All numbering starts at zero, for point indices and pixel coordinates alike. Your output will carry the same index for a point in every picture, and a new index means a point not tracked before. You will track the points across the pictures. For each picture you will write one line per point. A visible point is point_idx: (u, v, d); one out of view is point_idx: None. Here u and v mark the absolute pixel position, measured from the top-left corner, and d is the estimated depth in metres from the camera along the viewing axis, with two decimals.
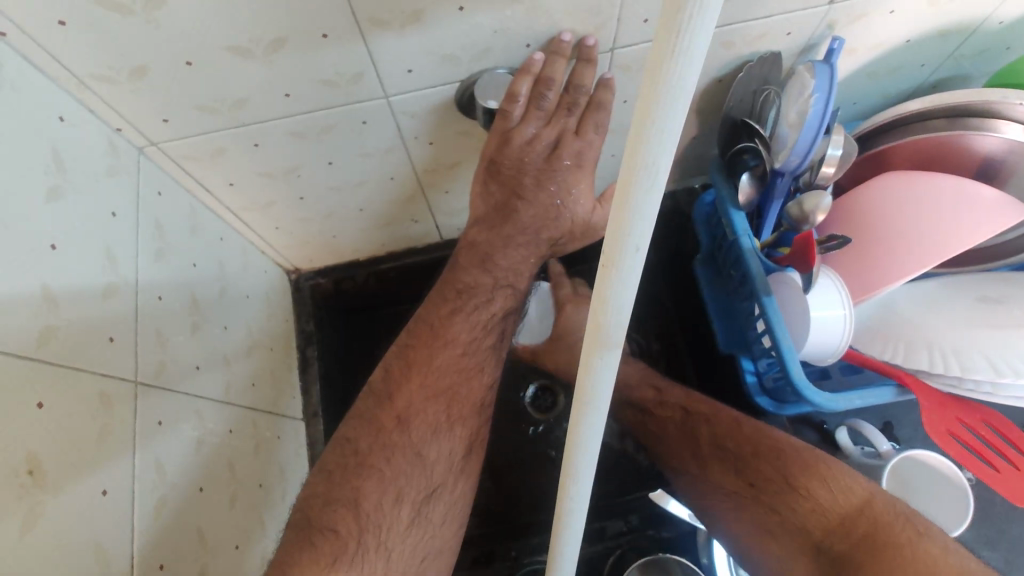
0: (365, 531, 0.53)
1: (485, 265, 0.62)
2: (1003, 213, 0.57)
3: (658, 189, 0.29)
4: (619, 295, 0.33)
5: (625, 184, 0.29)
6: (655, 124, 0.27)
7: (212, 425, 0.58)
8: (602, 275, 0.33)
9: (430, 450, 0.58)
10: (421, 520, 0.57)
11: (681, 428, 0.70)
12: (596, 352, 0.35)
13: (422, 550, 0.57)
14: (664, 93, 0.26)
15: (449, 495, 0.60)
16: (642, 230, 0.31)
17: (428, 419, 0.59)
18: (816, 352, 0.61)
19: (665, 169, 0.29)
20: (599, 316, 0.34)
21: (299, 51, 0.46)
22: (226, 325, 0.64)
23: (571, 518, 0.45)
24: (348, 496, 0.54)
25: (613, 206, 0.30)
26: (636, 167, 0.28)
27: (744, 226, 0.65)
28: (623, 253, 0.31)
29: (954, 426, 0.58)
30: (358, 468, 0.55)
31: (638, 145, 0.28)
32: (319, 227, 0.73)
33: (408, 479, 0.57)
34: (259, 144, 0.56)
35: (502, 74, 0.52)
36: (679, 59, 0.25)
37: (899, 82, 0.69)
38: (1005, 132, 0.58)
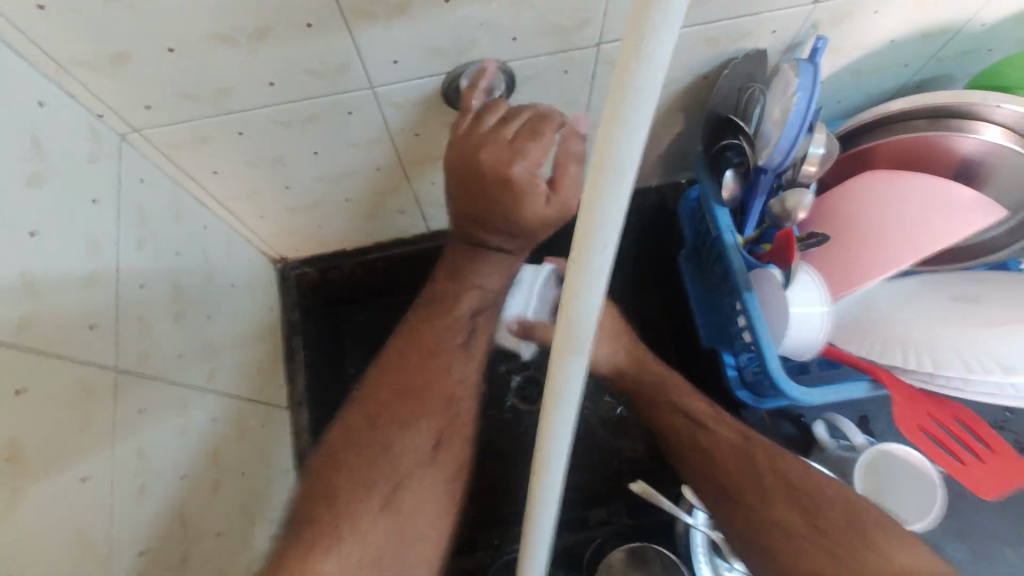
0: (341, 517, 0.51)
1: (456, 276, 0.62)
2: (979, 215, 0.58)
3: (627, 189, 0.30)
4: (592, 289, 0.33)
5: (594, 182, 0.30)
6: (622, 126, 0.28)
7: (195, 414, 0.58)
8: (574, 270, 0.33)
9: (402, 439, 0.56)
10: (391, 511, 0.54)
11: (733, 449, 0.62)
12: (568, 344, 0.36)
13: (394, 539, 0.53)
14: (631, 93, 0.27)
15: (419, 485, 0.56)
16: (610, 228, 0.31)
17: (397, 416, 0.57)
18: (795, 347, 0.62)
19: (631, 169, 0.29)
20: (570, 309, 0.34)
21: (284, 40, 0.46)
22: (211, 313, 0.64)
23: (543, 506, 0.46)
24: (323, 486, 0.53)
25: (583, 204, 0.30)
26: (605, 166, 0.29)
27: (728, 221, 0.66)
28: (592, 247, 0.32)
29: (924, 421, 0.60)
30: (331, 463, 0.55)
31: (606, 144, 0.28)
32: (305, 216, 0.73)
33: (377, 467, 0.54)
34: (243, 133, 0.55)
35: (462, 82, 0.53)
36: (645, 61, 0.26)
37: (882, 82, 0.70)
38: (983, 133, 0.59)
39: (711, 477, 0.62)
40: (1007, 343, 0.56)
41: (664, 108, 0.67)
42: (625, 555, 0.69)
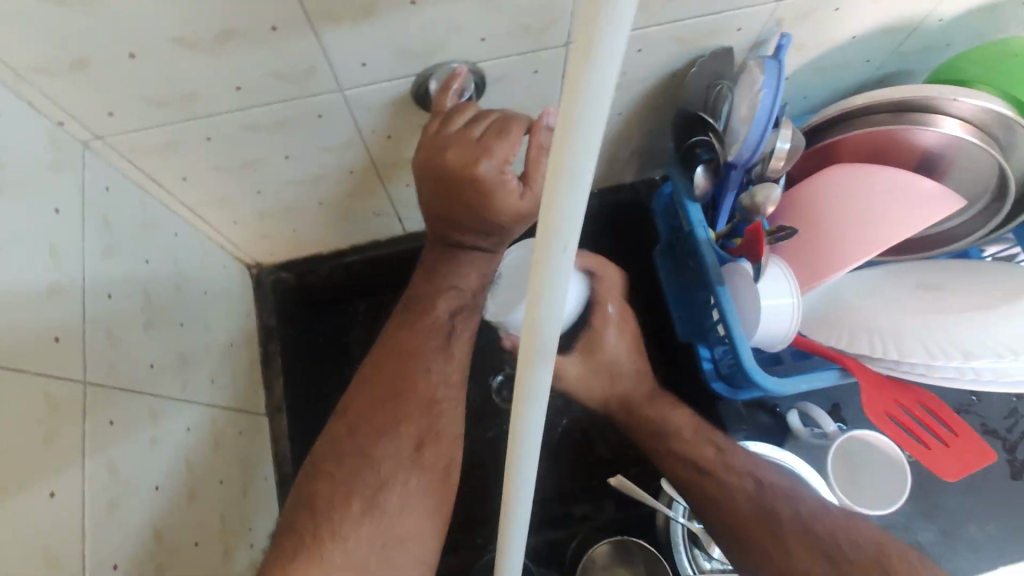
0: (320, 526, 0.52)
1: (431, 274, 0.62)
2: (937, 205, 0.61)
3: (584, 188, 0.30)
4: (554, 289, 0.33)
5: (553, 182, 0.30)
6: (576, 127, 0.28)
7: (168, 424, 0.57)
8: (534, 271, 0.33)
9: (380, 447, 0.56)
10: (374, 514, 0.53)
11: (750, 498, 0.61)
12: (533, 347, 0.36)
13: (381, 538, 0.53)
14: (585, 77, 0.27)
15: (403, 488, 0.55)
16: (569, 226, 0.31)
17: (375, 425, 0.56)
18: (767, 339, 0.64)
19: (588, 168, 0.29)
20: (534, 310, 0.34)
21: (248, 43, 0.45)
22: (183, 321, 0.63)
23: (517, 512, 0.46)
24: (303, 496, 0.54)
25: (543, 204, 0.31)
26: (561, 165, 0.29)
27: (699, 217, 0.68)
28: (552, 236, 0.31)
29: (890, 407, 0.62)
30: (314, 473, 0.55)
31: (562, 145, 0.28)
32: (279, 221, 0.72)
33: (356, 477, 0.54)
34: (212, 138, 0.55)
35: (432, 85, 0.53)
36: (598, 63, 0.26)
37: (847, 78, 0.71)
38: (943, 126, 0.61)
39: (737, 540, 0.61)
40: (965, 329, 0.59)
41: (636, 106, 0.68)
42: (608, 547, 0.70)
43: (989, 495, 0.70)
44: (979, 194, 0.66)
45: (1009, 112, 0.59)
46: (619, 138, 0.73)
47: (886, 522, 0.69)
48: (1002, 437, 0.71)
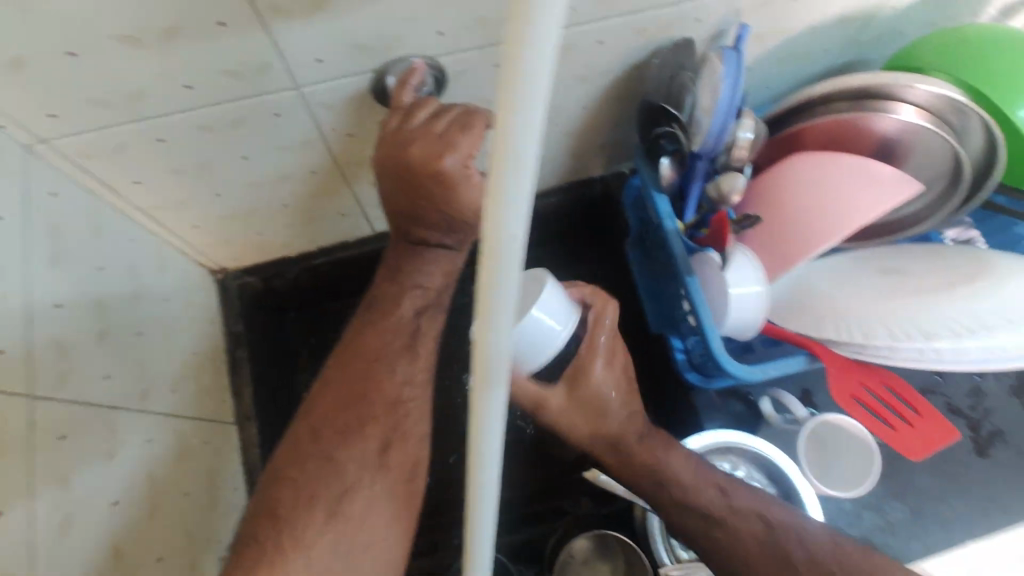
0: (279, 535, 0.50)
1: (394, 275, 0.61)
2: (897, 189, 0.62)
3: (530, 174, 0.26)
4: (503, 297, 0.28)
5: (493, 167, 0.25)
6: (517, 103, 0.24)
7: (126, 436, 0.55)
8: (480, 289, 0.28)
9: (344, 452, 0.54)
10: (337, 519, 0.52)
11: (759, 542, 0.55)
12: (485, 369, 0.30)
13: (347, 543, 0.52)
14: (521, 56, 0.23)
15: (368, 491, 0.54)
16: (517, 218, 0.26)
17: (338, 428, 0.55)
18: (736, 327, 0.64)
19: (534, 152, 0.26)
20: (482, 322, 0.29)
21: (193, 40, 0.44)
22: (140, 330, 0.61)
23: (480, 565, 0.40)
24: (263, 506, 0.52)
25: (486, 196, 0.26)
26: (501, 146, 0.25)
27: (667, 209, 0.68)
28: (497, 247, 0.27)
29: (857, 391, 0.63)
30: (275, 480, 0.54)
31: (502, 137, 0.25)
32: (241, 224, 0.70)
33: (321, 482, 0.53)
34: (163, 140, 0.53)
35: (390, 80, 0.52)
36: (532, 41, 0.23)
37: (808, 68, 0.72)
38: (899, 112, 0.62)
39: None
40: (926, 312, 0.60)
41: (600, 99, 0.68)
42: (585, 539, 0.71)
43: (956, 474, 0.71)
44: (937, 179, 0.67)
45: (962, 99, 0.60)
46: (586, 132, 0.73)
47: (857, 503, 0.70)
48: (966, 416, 0.73)
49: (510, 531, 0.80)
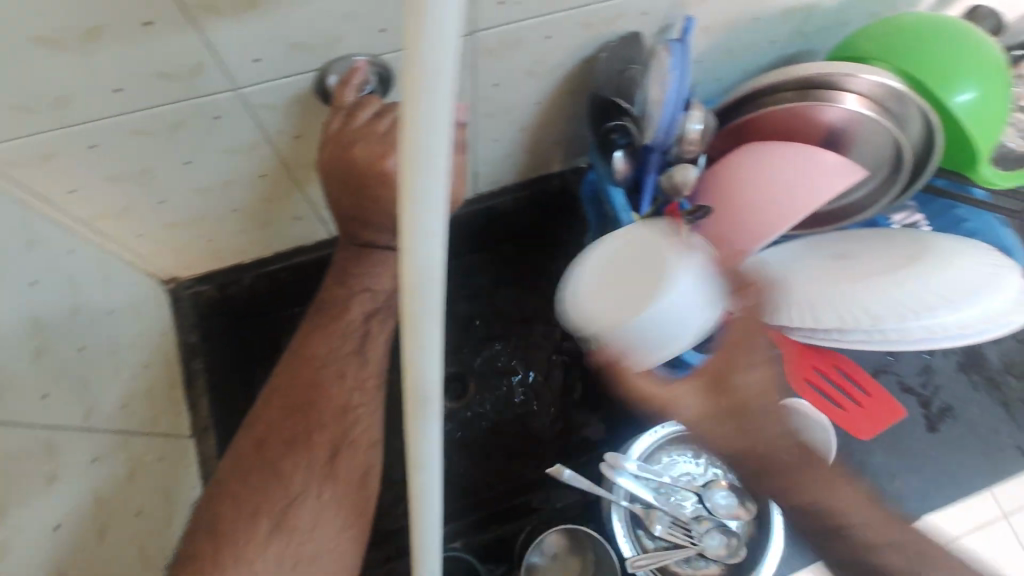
0: (221, 547, 0.51)
1: (343, 279, 0.60)
2: (844, 175, 0.63)
3: (443, 173, 0.27)
4: (425, 292, 0.29)
5: (405, 168, 0.26)
6: (422, 107, 0.25)
7: (68, 456, 0.53)
8: (402, 281, 0.29)
9: (287, 464, 0.54)
10: (282, 531, 0.52)
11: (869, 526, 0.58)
12: (415, 357, 0.32)
13: (292, 556, 0.52)
14: (423, 55, 0.24)
15: (315, 501, 0.54)
16: (432, 215, 0.27)
17: (281, 438, 0.55)
18: (696, 317, 0.64)
19: (445, 152, 0.26)
20: (409, 316, 0.30)
21: (119, 42, 0.42)
22: (83, 345, 0.59)
23: (425, 537, 0.42)
24: (206, 525, 0.52)
25: (401, 193, 0.27)
26: (411, 148, 0.26)
27: (622, 201, 0.70)
28: (414, 243, 0.28)
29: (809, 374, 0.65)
30: (216, 496, 0.54)
31: (411, 134, 0.25)
32: (189, 232, 0.68)
33: (263, 495, 0.53)
34: (96, 147, 0.51)
35: (331, 79, 0.51)
36: (432, 37, 0.24)
37: (756, 60, 0.73)
38: (844, 102, 0.63)
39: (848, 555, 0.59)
40: (874, 296, 0.62)
41: (553, 94, 0.67)
42: (558, 535, 0.70)
43: (910, 450, 0.74)
44: (880, 166, 0.70)
45: (898, 86, 0.62)
46: (541, 127, 0.73)
47: None
48: (918, 393, 0.76)
49: (475, 531, 0.79)
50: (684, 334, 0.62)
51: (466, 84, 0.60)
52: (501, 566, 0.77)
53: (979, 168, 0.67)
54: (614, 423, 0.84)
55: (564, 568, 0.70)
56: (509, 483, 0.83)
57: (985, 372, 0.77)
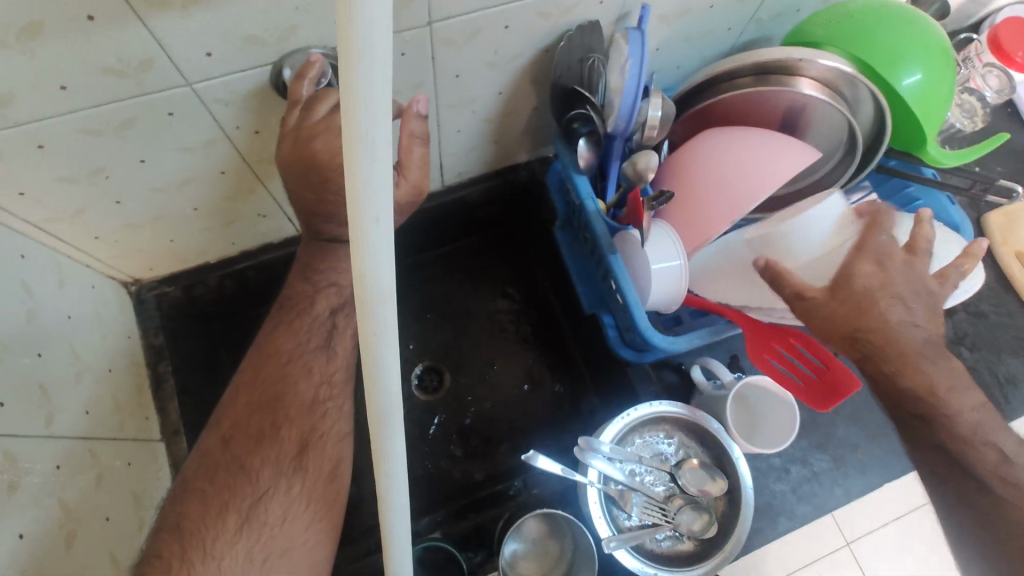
0: (189, 548, 0.49)
1: (307, 274, 0.60)
2: (800, 158, 0.65)
3: (384, 159, 0.30)
4: (377, 274, 0.31)
5: (348, 156, 0.29)
6: (360, 98, 0.28)
7: (28, 464, 0.52)
8: (352, 249, 0.31)
9: (255, 458, 0.54)
10: (251, 526, 0.52)
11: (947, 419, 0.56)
12: (372, 341, 0.34)
13: (262, 551, 0.51)
14: (356, 39, 0.27)
15: (284, 496, 0.54)
16: (377, 198, 0.30)
17: (248, 434, 0.55)
18: (661, 300, 0.65)
19: (385, 138, 0.29)
20: (363, 299, 0.32)
21: (61, 37, 0.41)
22: (42, 351, 0.58)
23: (395, 524, 0.43)
24: (172, 520, 0.51)
25: (346, 168, 0.29)
26: (352, 137, 0.28)
27: (587, 189, 0.69)
28: (357, 215, 0.30)
29: (771, 351, 0.65)
30: (182, 494, 0.53)
31: (352, 112, 0.28)
32: (149, 233, 0.66)
33: (232, 490, 0.52)
34: (44, 146, 0.49)
35: (286, 72, 0.50)
36: (362, 22, 0.27)
37: (714, 47, 0.74)
38: (802, 86, 0.64)
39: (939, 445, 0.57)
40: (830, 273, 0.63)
41: (515, 84, 0.68)
42: (537, 521, 0.72)
43: (872, 422, 0.76)
44: (836, 148, 0.72)
45: (850, 71, 0.64)
46: (505, 118, 0.73)
47: (784, 458, 0.74)
48: None
49: (454, 520, 0.80)
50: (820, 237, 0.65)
51: (426, 76, 0.60)
52: (481, 552, 0.77)
53: (927, 147, 0.70)
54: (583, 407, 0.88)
55: (543, 549, 0.72)
56: (486, 472, 0.85)
57: None
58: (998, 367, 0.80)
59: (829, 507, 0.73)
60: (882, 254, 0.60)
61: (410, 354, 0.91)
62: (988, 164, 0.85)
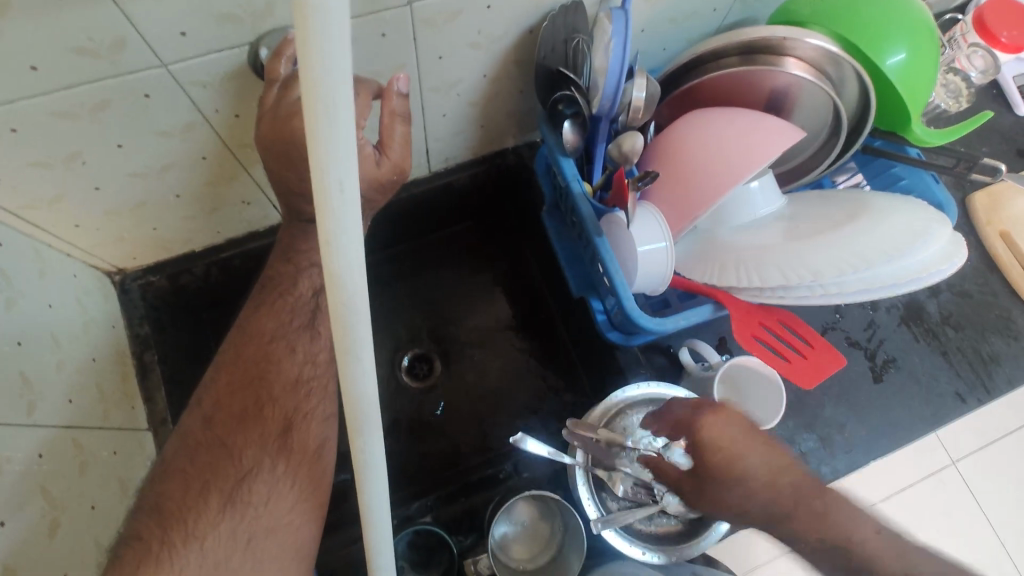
0: (170, 530, 0.49)
1: (291, 255, 0.60)
2: (787, 137, 0.64)
3: (347, 120, 0.29)
4: (344, 237, 0.32)
5: (310, 116, 0.29)
6: (320, 58, 0.28)
7: (9, 452, 0.52)
8: (319, 215, 0.31)
9: (238, 438, 0.54)
10: (234, 506, 0.52)
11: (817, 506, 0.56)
12: (342, 308, 0.33)
13: (247, 530, 0.52)
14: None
15: (267, 474, 0.54)
16: (342, 159, 0.30)
17: (232, 412, 0.55)
18: (647, 282, 0.65)
19: (347, 98, 0.29)
20: (330, 264, 0.32)
21: (30, 15, 0.40)
22: (21, 340, 0.57)
23: (374, 499, 0.42)
24: (150, 501, 0.51)
25: (306, 135, 0.29)
26: (312, 96, 0.28)
27: (574, 172, 0.69)
28: (320, 184, 0.30)
29: (756, 329, 0.67)
30: (163, 474, 0.53)
31: (309, 76, 0.28)
32: (131, 220, 0.65)
33: (215, 470, 0.52)
34: (17, 130, 0.48)
35: (263, 52, 0.49)
36: None
37: (700, 28, 0.74)
38: (788, 65, 0.64)
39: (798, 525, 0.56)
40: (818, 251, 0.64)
41: (500, 66, 0.67)
42: (527, 504, 0.72)
43: (859, 401, 0.77)
44: (821, 129, 0.72)
45: (836, 50, 0.64)
46: (491, 101, 0.72)
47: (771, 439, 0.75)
48: (864, 347, 0.79)
49: (446, 504, 0.80)
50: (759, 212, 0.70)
51: (408, 58, 0.60)
52: (472, 536, 0.78)
53: (911, 126, 0.70)
54: (572, 390, 0.88)
55: (533, 530, 0.73)
56: (475, 459, 0.85)
57: (924, 324, 0.81)
58: (983, 346, 0.80)
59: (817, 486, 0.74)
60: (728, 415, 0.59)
61: (400, 340, 0.92)
62: (973, 145, 0.86)
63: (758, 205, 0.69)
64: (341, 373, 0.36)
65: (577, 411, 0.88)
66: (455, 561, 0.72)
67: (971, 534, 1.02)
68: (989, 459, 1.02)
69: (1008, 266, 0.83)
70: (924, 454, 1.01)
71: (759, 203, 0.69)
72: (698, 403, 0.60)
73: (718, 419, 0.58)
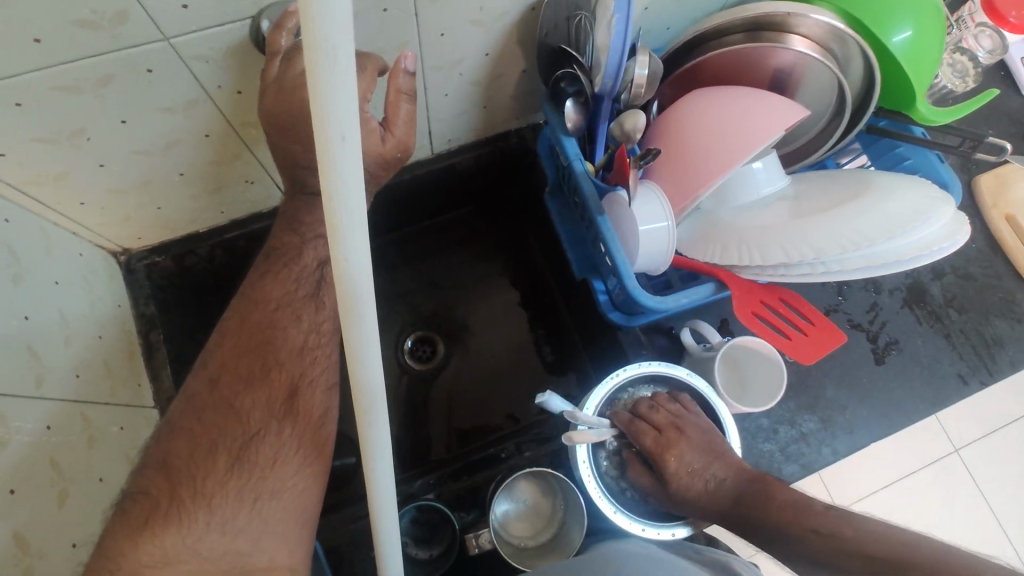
0: (179, 488, 0.51)
1: (294, 226, 0.60)
2: (791, 117, 0.64)
3: (346, 73, 0.29)
4: (346, 195, 0.32)
5: (310, 66, 0.28)
6: (318, 6, 0.27)
7: (21, 424, 0.52)
8: (322, 175, 0.31)
9: (245, 401, 0.55)
10: (242, 463, 0.53)
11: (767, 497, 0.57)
12: (343, 267, 0.34)
13: (252, 491, 0.52)
14: None
15: (274, 438, 0.55)
16: (342, 113, 0.30)
17: (238, 374, 0.56)
18: (648, 261, 0.65)
19: (348, 51, 0.29)
20: (333, 222, 0.32)
21: None
22: (28, 314, 0.57)
23: (378, 465, 0.42)
24: (157, 459, 0.52)
25: (309, 96, 0.29)
26: (312, 46, 0.28)
27: (576, 150, 0.69)
28: (327, 145, 0.30)
29: (758, 308, 0.66)
30: (169, 433, 0.54)
31: (310, 36, 0.28)
32: (137, 198, 0.66)
33: (222, 429, 0.54)
34: (21, 104, 0.49)
35: (265, 25, 0.49)
36: None
37: (704, 6, 0.73)
38: (791, 42, 0.64)
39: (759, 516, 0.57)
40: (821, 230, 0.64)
41: (503, 44, 0.67)
42: (529, 484, 0.74)
43: (861, 383, 0.77)
44: (825, 110, 0.72)
45: (841, 27, 0.63)
46: (494, 80, 0.72)
47: (772, 419, 0.75)
48: (867, 329, 0.79)
49: (449, 482, 0.80)
50: (761, 189, 0.69)
51: (410, 34, 0.60)
52: (474, 512, 0.78)
53: (916, 105, 0.69)
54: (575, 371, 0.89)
55: (535, 509, 0.74)
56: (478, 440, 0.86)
57: (927, 306, 0.80)
58: (986, 328, 0.80)
59: (817, 466, 0.74)
60: (691, 434, 0.62)
61: (403, 322, 0.92)
62: (980, 125, 0.85)
63: (760, 182, 0.69)
64: (345, 335, 0.37)
65: (580, 392, 0.88)
66: (457, 536, 0.73)
67: (971, 520, 1.02)
68: (993, 445, 1.02)
69: (1012, 248, 0.83)
70: (925, 438, 1.02)
71: (762, 180, 0.69)
72: (660, 425, 0.62)
73: (680, 438, 0.61)
